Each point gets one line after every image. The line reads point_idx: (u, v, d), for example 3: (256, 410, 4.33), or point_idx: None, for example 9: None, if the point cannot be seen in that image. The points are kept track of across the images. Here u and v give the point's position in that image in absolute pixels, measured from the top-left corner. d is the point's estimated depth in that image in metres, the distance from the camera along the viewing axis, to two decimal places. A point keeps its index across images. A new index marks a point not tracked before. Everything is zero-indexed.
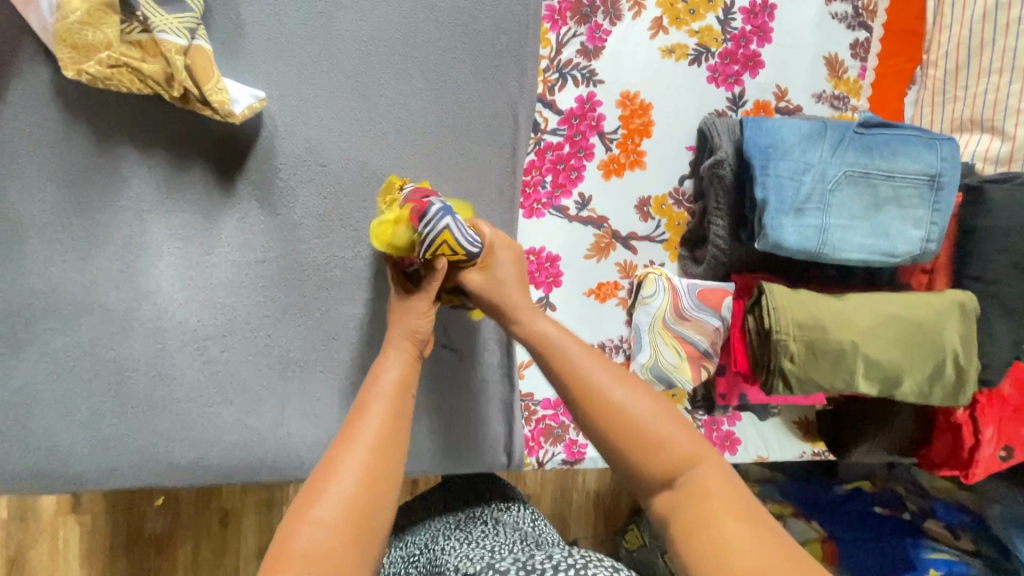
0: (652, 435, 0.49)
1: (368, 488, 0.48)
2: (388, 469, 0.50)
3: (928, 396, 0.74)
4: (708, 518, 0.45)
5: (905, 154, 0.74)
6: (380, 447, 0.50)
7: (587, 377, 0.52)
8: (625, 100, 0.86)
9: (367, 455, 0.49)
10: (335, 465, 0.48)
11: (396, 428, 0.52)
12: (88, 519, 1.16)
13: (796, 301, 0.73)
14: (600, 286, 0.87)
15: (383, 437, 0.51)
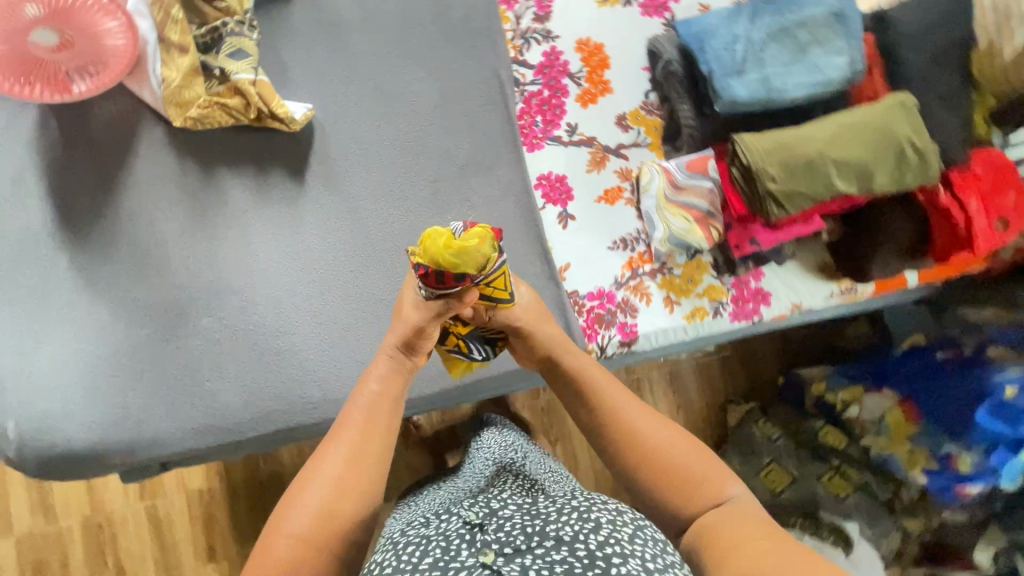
0: (690, 472, 0.70)
1: (343, 476, 0.67)
2: (365, 459, 0.69)
3: (900, 180, 0.88)
4: (732, 528, 0.64)
5: (810, 6, 0.92)
6: (359, 449, 0.69)
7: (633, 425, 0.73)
8: (582, 45, 1.07)
9: (347, 457, 0.68)
10: (320, 464, 0.68)
11: (373, 430, 0.71)
12: (224, 565, 1.28)
13: (764, 138, 0.88)
14: (606, 192, 1.04)
15: (360, 443, 0.69)
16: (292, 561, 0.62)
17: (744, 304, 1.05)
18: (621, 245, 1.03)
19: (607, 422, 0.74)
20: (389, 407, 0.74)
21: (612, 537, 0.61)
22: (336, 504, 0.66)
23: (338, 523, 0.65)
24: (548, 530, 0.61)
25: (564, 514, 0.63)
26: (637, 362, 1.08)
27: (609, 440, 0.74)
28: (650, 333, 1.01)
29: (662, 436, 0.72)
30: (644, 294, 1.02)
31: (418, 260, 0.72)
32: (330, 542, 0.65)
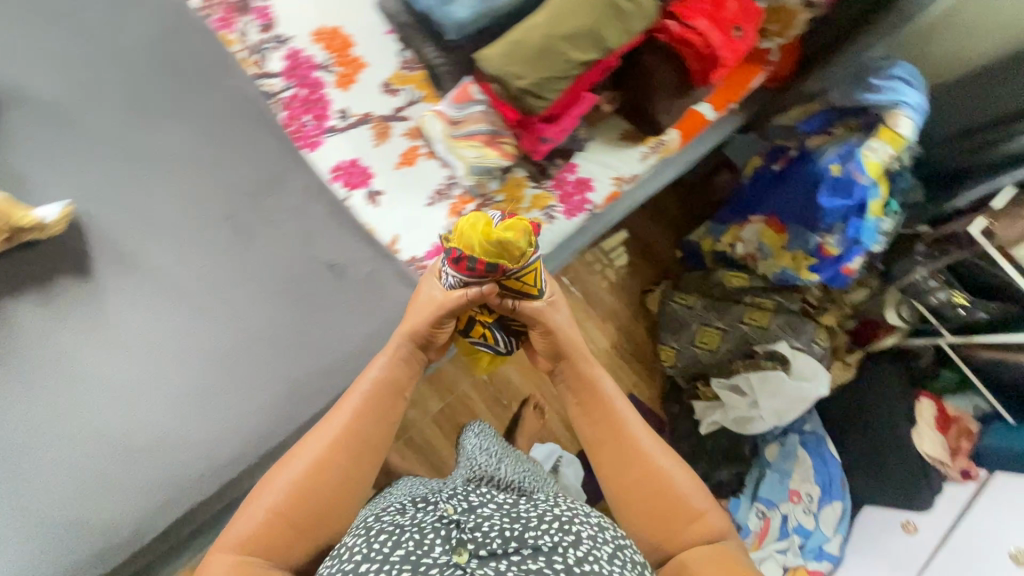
0: (678, 503, 0.85)
1: (330, 451, 0.80)
2: (352, 443, 0.81)
3: (630, 29, 0.93)
4: (704, 557, 0.80)
5: None
6: (347, 439, 0.81)
7: (638, 446, 0.89)
8: (319, 33, 1.07)
9: (338, 436, 0.81)
10: (312, 446, 0.80)
11: (363, 424, 0.83)
12: None
13: (497, 47, 0.91)
14: (403, 155, 1.06)
15: (345, 436, 0.81)
16: (264, 530, 0.75)
17: (571, 197, 1.11)
18: (439, 198, 1.05)
19: (616, 435, 0.91)
20: (386, 401, 0.86)
21: (591, 554, 0.70)
22: (304, 488, 0.77)
23: (310, 491, 0.77)
24: (528, 535, 0.71)
25: (547, 521, 0.73)
26: None
27: (609, 453, 0.90)
28: None
29: (663, 459, 0.88)
30: None
31: (456, 244, 0.89)
32: (304, 521, 0.76)
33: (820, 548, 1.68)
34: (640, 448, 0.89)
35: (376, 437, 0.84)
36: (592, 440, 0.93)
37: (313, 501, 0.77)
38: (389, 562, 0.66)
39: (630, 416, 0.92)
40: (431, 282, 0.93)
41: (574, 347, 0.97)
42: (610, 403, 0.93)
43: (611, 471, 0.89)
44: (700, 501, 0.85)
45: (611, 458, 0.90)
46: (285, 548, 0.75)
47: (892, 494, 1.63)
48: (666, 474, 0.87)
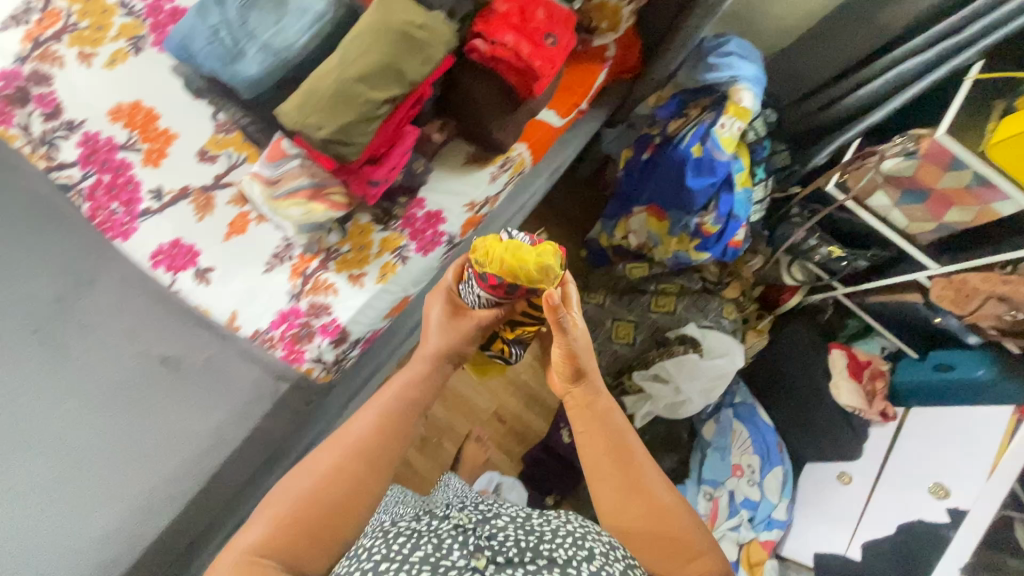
0: (675, 539, 0.77)
1: (342, 466, 0.74)
2: (363, 460, 0.75)
3: (429, 59, 0.89)
4: None
5: None
6: (369, 452, 0.76)
7: (638, 476, 0.81)
8: (116, 112, 1.00)
9: (353, 450, 0.76)
10: (326, 458, 0.75)
11: (388, 437, 0.79)
12: None
13: (291, 100, 0.86)
14: (232, 225, 0.99)
15: (371, 442, 0.77)
16: (286, 531, 0.68)
17: (422, 231, 1.06)
18: (278, 261, 0.99)
19: (619, 459, 0.83)
20: (411, 415, 0.83)
21: (603, 568, 0.70)
22: (324, 492, 0.71)
23: (321, 506, 0.70)
24: (541, 547, 0.72)
25: (563, 536, 0.74)
26: (377, 341, 1.06)
27: (605, 480, 0.82)
28: (352, 317, 0.97)
29: (661, 492, 0.81)
30: (326, 289, 0.98)
31: (487, 268, 0.85)
32: (321, 532, 0.70)
33: (769, 518, 1.65)
34: (642, 477, 0.82)
35: (394, 452, 0.79)
36: (588, 464, 0.85)
37: (338, 511, 0.71)
38: (408, 562, 0.66)
39: (632, 440, 0.85)
40: (451, 296, 0.94)
41: (589, 370, 0.88)
42: (613, 425, 0.86)
43: (608, 497, 0.81)
44: (702, 541, 0.78)
45: (607, 487, 0.82)
46: (310, 557, 0.68)
47: (824, 448, 1.66)
48: (667, 510, 0.79)
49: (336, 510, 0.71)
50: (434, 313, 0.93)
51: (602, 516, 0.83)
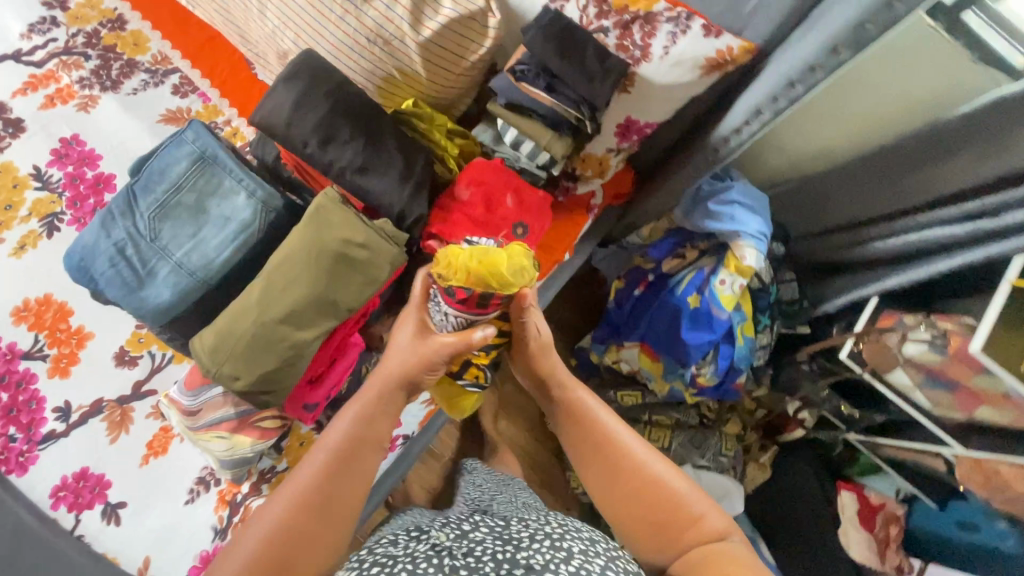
0: (671, 517, 0.67)
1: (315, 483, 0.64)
2: (337, 475, 0.66)
3: (370, 282, 0.77)
4: (709, 561, 0.61)
5: (169, 164, 0.77)
6: (338, 475, 0.66)
7: (623, 463, 0.71)
8: (21, 309, 0.87)
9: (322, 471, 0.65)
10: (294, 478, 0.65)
11: (354, 461, 0.68)
12: None
13: (205, 337, 0.73)
14: (151, 444, 0.86)
15: (330, 479, 0.65)
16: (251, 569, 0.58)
17: None
18: (203, 486, 0.87)
19: (595, 452, 0.74)
20: (372, 446, 0.70)
21: (583, 568, 0.62)
22: (284, 541, 0.60)
23: (287, 534, 0.61)
24: (517, 555, 0.63)
25: (539, 538, 0.68)
26: None
27: (591, 466, 0.74)
28: None
29: (648, 465, 0.70)
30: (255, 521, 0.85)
31: (456, 283, 0.73)
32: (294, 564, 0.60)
33: None
34: (625, 458, 0.71)
35: (366, 471, 0.69)
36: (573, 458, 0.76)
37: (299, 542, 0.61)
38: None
39: (610, 423, 0.75)
40: (418, 316, 0.79)
41: (552, 369, 0.83)
42: (583, 416, 0.77)
43: (596, 484, 0.72)
44: (699, 505, 0.67)
45: (595, 472, 0.73)
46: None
47: None
48: (653, 479, 0.69)
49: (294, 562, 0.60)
50: (398, 341, 0.76)
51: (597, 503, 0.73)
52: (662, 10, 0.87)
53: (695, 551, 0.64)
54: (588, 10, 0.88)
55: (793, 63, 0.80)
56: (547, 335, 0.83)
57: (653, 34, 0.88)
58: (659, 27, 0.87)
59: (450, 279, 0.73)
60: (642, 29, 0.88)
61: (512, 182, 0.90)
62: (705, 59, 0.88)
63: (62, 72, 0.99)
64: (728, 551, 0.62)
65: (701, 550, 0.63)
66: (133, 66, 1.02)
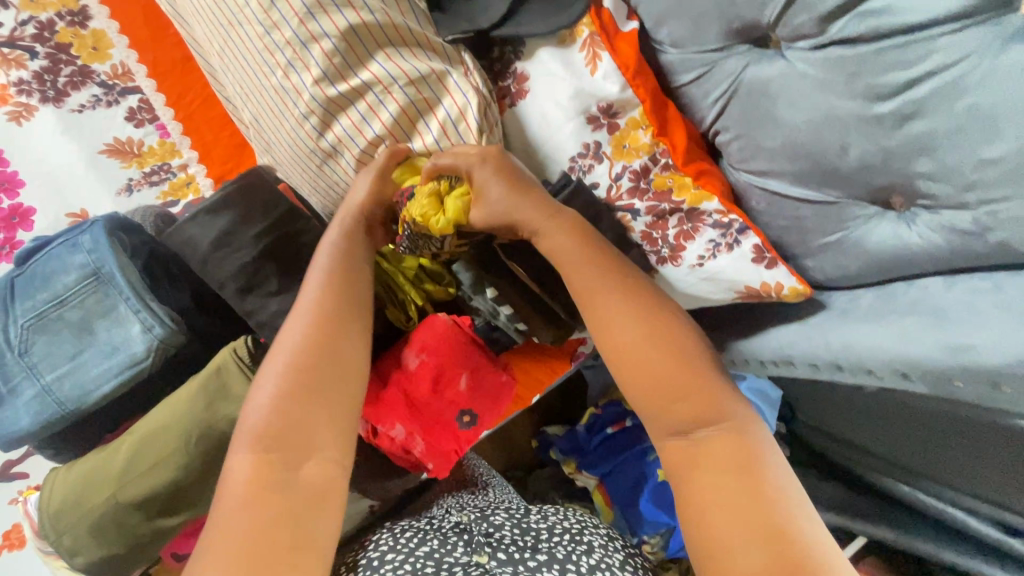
0: (679, 393, 0.55)
1: (296, 348, 0.56)
2: (322, 334, 0.57)
3: None
4: (744, 478, 0.50)
5: (57, 272, 0.64)
6: (327, 318, 0.58)
7: (622, 324, 0.58)
8: None
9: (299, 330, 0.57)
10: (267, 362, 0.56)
11: (341, 301, 0.60)
12: None
13: (55, 487, 0.63)
14: (8, 534, 0.78)
15: (314, 335, 0.57)
16: (270, 426, 0.52)
17: None
18: None
19: (623, 291, 0.59)
20: (348, 305, 0.60)
21: (603, 562, 0.70)
22: (299, 392, 0.54)
23: (296, 392, 0.53)
24: (539, 546, 0.72)
25: (558, 532, 0.74)
26: None
27: (608, 291, 0.59)
28: None
29: (646, 338, 0.57)
30: None
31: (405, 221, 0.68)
32: (288, 434, 0.51)
33: None
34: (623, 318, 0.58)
35: (345, 321, 0.59)
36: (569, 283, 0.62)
37: (289, 429, 0.51)
38: (408, 559, 0.67)
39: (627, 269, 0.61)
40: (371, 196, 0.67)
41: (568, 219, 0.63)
42: (573, 260, 0.61)
43: (628, 349, 0.57)
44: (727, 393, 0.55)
45: (605, 308, 0.59)
46: (286, 448, 0.51)
47: None
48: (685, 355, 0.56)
49: (310, 425, 0.52)
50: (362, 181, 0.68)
51: (597, 347, 0.60)
52: (711, 210, 0.69)
53: (707, 431, 0.53)
54: (620, 182, 0.71)
55: (849, 343, 0.62)
56: (505, 193, 0.62)
57: (691, 236, 0.70)
58: (700, 230, 0.69)
59: (417, 228, 0.66)
60: (679, 225, 0.70)
61: (474, 360, 0.75)
62: (744, 287, 0.69)
63: None
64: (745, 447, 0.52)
65: (715, 434, 0.53)
66: (85, 76, 0.86)
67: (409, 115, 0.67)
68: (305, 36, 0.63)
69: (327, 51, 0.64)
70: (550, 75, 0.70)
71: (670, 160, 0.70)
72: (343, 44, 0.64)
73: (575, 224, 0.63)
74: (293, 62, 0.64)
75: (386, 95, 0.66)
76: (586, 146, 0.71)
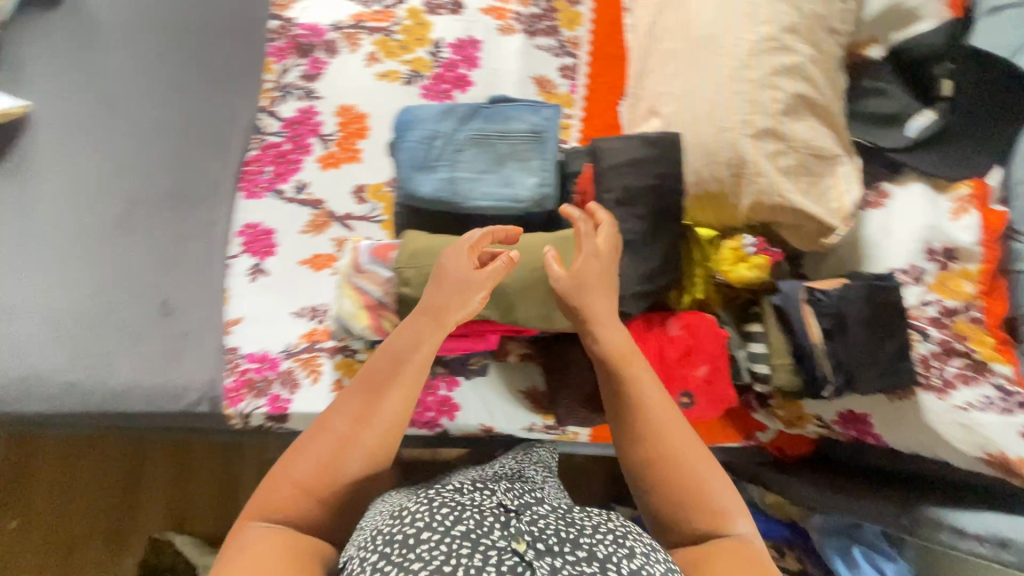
0: (688, 492, 0.63)
1: (334, 438, 0.66)
2: (353, 430, 0.66)
3: (549, 319, 0.80)
4: None
5: (514, 118, 0.88)
6: (364, 414, 0.67)
7: (642, 407, 0.68)
8: (344, 111, 1.07)
9: (345, 419, 0.67)
10: (310, 441, 0.66)
11: (378, 399, 0.68)
12: None
13: (422, 238, 0.85)
14: (315, 256, 1.00)
15: (351, 427, 0.66)
16: (286, 503, 0.62)
17: (424, 412, 0.97)
18: (309, 314, 0.98)
19: (661, 401, 0.69)
20: (388, 399, 0.68)
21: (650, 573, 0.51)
22: (319, 485, 0.64)
23: (316, 478, 0.64)
24: (580, 541, 0.52)
25: (602, 530, 0.54)
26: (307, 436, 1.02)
27: (638, 380, 0.70)
28: (303, 413, 0.93)
29: (665, 428, 0.67)
30: (312, 371, 0.95)
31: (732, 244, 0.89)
32: (302, 506, 0.62)
33: None
34: (657, 420, 0.67)
35: (376, 417, 0.67)
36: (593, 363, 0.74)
37: (298, 504, 0.62)
38: (446, 538, 0.50)
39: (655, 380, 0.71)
40: (453, 265, 0.74)
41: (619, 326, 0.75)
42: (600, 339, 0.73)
43: (672, 457, 0.65)
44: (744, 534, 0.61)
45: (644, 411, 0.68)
46: (294, 517, 0.62)
47: None
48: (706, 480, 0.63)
49: (308, 509, 0.63)
50: (450, 269, 0.74)
51: (630, 448, 0.67)
52: (1000, 373, 0.75)
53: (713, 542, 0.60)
54: (927, 308, 0.80)
55: None
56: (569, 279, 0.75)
57: (968, 382, 0.77)
58: (981, 382, 0.76)
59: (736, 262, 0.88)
60: (961, 368, 0.78)
61: (719, 359, 0.85)
62: (996, 452, 0.74)
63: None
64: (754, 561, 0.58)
65: (720, 542, 0.60)
66: (554, 31, 1.18)
67: (798, 171, 0.84)
68: (768, 82, 0.86)
69: (777, 98, 0.85)
70: (913, 204, 0.85)
71: (982, 317, 0.78)
72: (790, 100, 0.85)
73: (608, 293, 0.76)
74: (746, 93, 0.87)
75: (794, 145, 0.84)
76: (911, 267, 0.82)
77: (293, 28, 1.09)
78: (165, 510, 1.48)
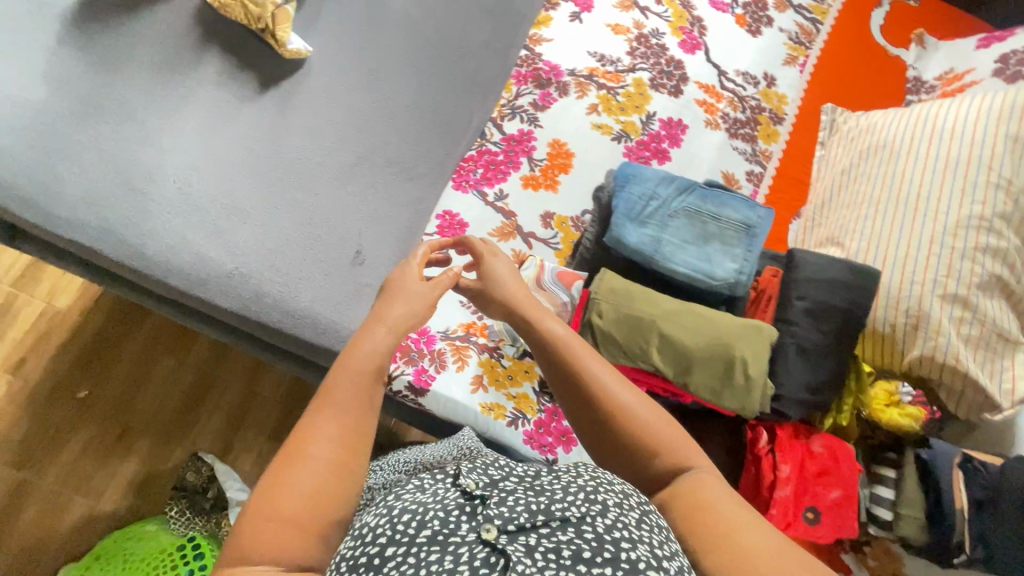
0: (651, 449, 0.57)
1: (325, 461, 0.51)
2: (343, 444, 0.52)
3: (719, 394, 0.85)
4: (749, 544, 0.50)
5: (729, 206, 0.97)
6: (348, 424, 0.54)
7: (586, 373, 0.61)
8: (555, 144, 1.18)
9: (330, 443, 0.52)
10: (285, 473, 0.49)
11: (357, 407, 0.55)
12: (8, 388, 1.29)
13: (620, 278, 0.91)
14: None
15: (345, 441, 0.53)
16: (283, 547, 0.47)
17: (545, 434, 1.01)
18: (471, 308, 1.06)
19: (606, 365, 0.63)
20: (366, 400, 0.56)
21: (620, 523, 0.48)
22: (316, 514, 0.49)
23: (312, 506, 0.49)
24: (553, 511, 0.47)
25: (573, 490, 0.50)
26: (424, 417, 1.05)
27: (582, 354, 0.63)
28: (441, 395, 0.98)
29: (619, 395, 0.60)
30: (460, 358, 1.01)
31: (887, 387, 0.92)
32: (302, 545, 0.47)
33: None
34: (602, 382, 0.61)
35: (362, 423, 0.55)
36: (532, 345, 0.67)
37: (305, 541, 0.47)
38: (413, 548, 0.44)
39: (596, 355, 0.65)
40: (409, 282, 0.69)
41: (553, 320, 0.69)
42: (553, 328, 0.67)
43: (625, 421, 0.59)
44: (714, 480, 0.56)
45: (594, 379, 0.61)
46: (294, 559, 0.47)
47: None
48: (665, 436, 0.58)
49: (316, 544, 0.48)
50: (404, 281, 0.69)
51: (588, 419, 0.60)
52: None
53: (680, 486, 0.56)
54: None
55: None
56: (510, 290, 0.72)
57: None
58: None
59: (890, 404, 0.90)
60: None
61: (852, 490, 0.87)
62: None
63: (726, 100, 1.30)
64: (728, 502, 0.54)
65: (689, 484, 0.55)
66: (752, 139, 1.29)
67: (979, 343, 0.89)
68: (969, 254, 0.93)
69: (975, 271, 0.92)
70: None
71: None
72: (986, 278, 0.91)
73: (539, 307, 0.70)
74: (944, 256, 0.94)
75: (981, 318, 0.90)
76: None
77: (537, 63, 1.24)
78: (219, 434, 1.37)
